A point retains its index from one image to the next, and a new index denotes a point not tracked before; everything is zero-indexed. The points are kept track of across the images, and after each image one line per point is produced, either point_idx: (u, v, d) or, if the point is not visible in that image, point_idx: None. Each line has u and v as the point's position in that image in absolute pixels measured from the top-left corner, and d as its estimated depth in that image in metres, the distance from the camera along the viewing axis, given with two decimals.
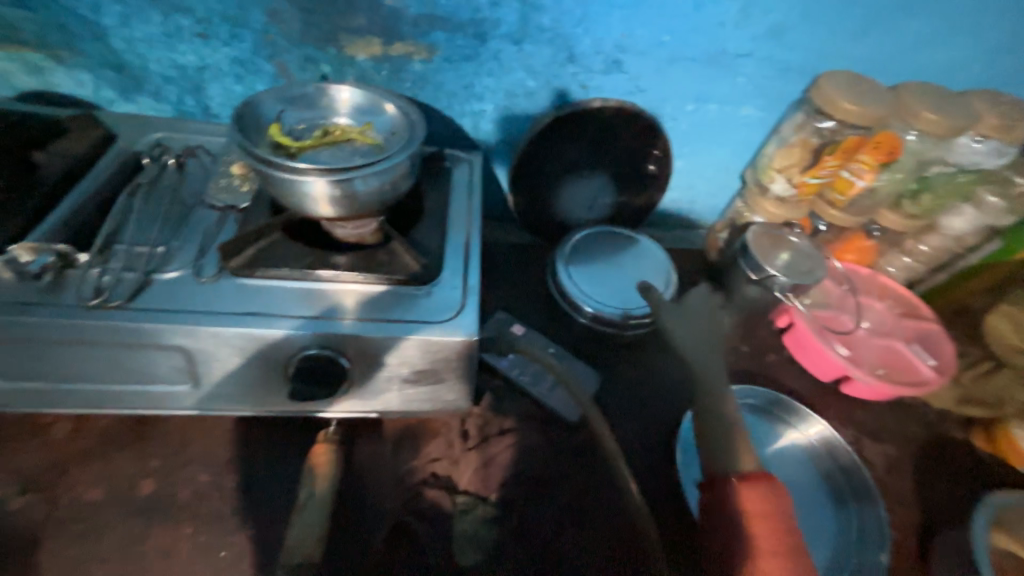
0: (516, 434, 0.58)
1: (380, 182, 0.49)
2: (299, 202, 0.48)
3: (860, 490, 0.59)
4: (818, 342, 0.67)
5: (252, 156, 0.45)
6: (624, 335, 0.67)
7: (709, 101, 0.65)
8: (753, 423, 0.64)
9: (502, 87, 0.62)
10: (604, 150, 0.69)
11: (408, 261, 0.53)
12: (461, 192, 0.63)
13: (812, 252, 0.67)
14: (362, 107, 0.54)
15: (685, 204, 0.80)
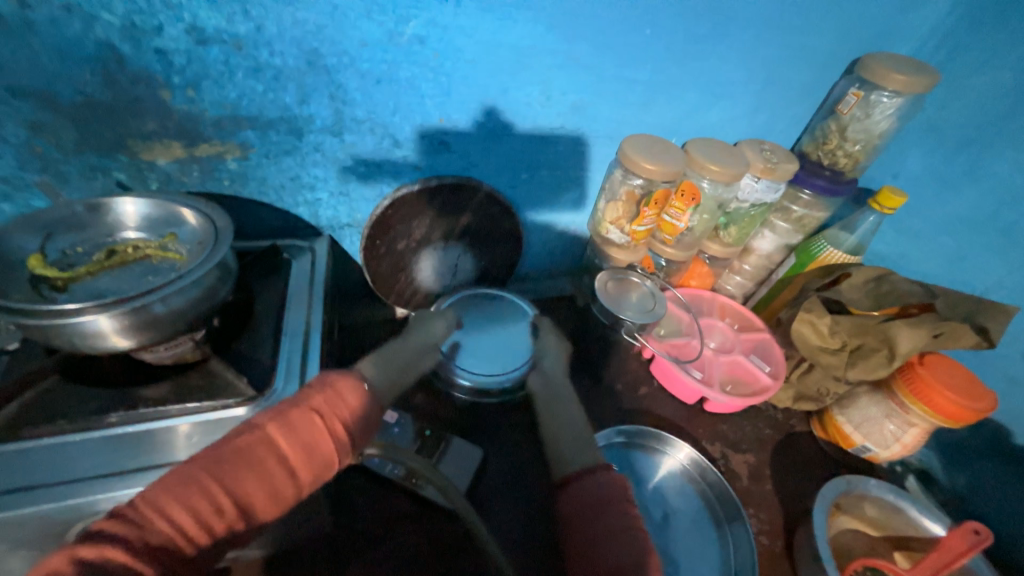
0: (391, 541, 0.53)
1: (186, 300, 0.44)
2: (81, 342, 0.41)
3: (730, 510, 0.63)
4: (676, 370, 0.73)
5: (2, 308, 0.37)
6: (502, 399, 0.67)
7: (539, 168, 0.70)
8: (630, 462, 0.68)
9: (332, 175, 0.61)
10: (450, 222, 0.70)
11: (232, 377, 0.48)
12: (300, 285, 0.59)
13: (654, 291, 0.74)
14: (155, 219, 0.49)
15: (545, 256, 0.85)
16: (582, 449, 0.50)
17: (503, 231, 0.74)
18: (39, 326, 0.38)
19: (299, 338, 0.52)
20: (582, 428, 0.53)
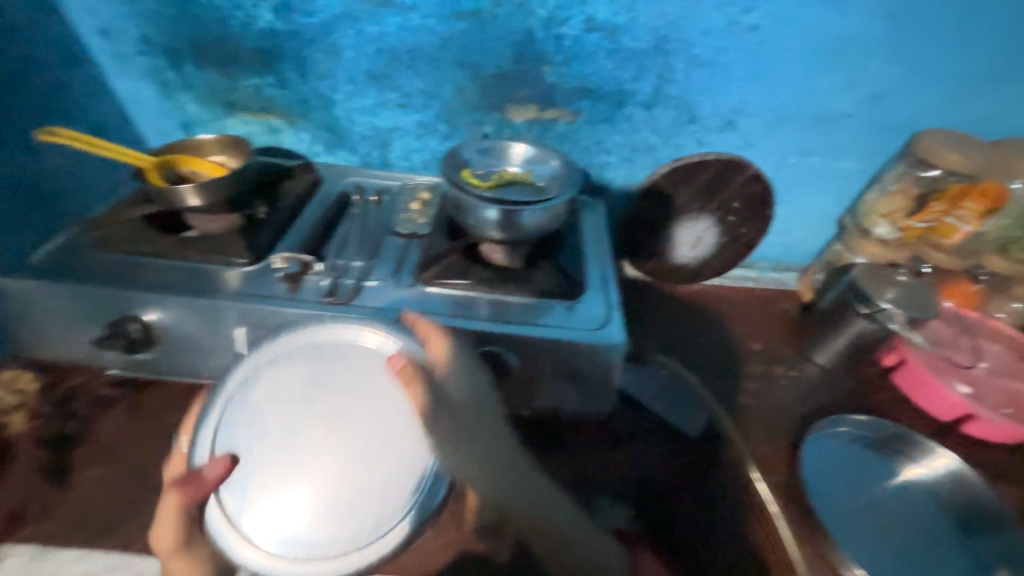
0: (643, 443, 0.62)
1: (543, 217, 0.59)
2: (478, 225, 0.59)
3: (994, 519, 0.59)
4: (935, 379, 0.68)
5: (450, 182, 0.58)
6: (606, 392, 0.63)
7: (812, 154, 0.74)
8: (866, 453, 0.65)
9: (628, 143, 0.74)
10: (711, 195, 0.78)
11: (559, 282, 0.63)
12: (592, 231, 0.74)
13: (923, 289, 0.70)
14: (531, 159, 0.65)
15: (781, 245, 0.88)
16: None
17: (755, 213, 0.80)
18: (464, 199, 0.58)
19: (600, 267, 0.67)
20: None
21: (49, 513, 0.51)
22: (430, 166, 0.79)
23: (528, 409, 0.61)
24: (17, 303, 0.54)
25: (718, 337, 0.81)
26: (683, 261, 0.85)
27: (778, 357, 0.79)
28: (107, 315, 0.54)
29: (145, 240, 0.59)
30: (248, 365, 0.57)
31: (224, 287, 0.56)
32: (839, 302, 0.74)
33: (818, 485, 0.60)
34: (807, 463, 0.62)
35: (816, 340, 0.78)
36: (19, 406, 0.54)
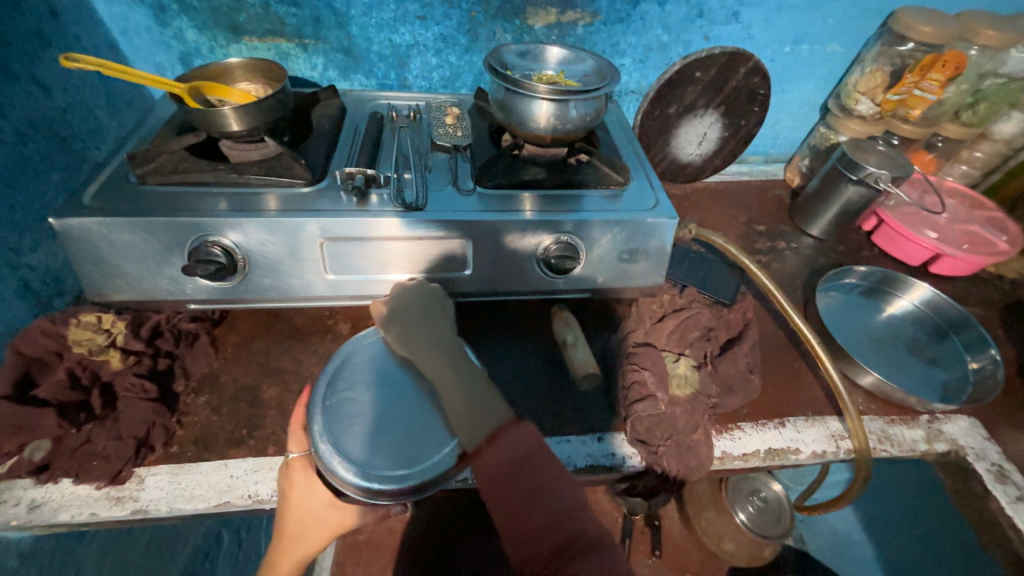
0: (690, 309, 0.70)
1: (586, 110, 0.61)
2: (526, 121, 0.61)
3: (961, 324, 0.74)
4: (909, 231, 0.81)
5: (501, 77, 0.60)
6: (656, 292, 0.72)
7: (801, 42, 0.82)
8: (861, 296, 0.79)
9: (641, 43, 0.79)
10: (719, 90, 0.84)
11: (606, 171, 0.66)
12: (618, 128, 0.77)
13: (897, 156, 0.81)
14: (565, 61, 0.68)
15: (770, 137, 0.98)
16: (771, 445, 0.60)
17: (754, 106, 0.87)
18: (515, 92, 0.59)
19: (636, 160, 0.71)
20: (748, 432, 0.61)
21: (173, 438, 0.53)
22: (449, 84, 0.80)
23: (586, 290, 0.68)
24: (82, 244, 0.52)
25: (727, 223, 0.90)
26: (689, 158, 0.93)
27: (780, 234, 0.90)
28: (184, 243, 0.54)
29: (196, 168, 0.57)
30: (327, 280, 0.59)
31: (283, 207, 0.56)
32: (828, 179, 0.84)
33: (830, 324, 0.73)
34: (819, 307, 0.75)
35: (807, 214, 0.89)
36: (109, 345, 0.54)
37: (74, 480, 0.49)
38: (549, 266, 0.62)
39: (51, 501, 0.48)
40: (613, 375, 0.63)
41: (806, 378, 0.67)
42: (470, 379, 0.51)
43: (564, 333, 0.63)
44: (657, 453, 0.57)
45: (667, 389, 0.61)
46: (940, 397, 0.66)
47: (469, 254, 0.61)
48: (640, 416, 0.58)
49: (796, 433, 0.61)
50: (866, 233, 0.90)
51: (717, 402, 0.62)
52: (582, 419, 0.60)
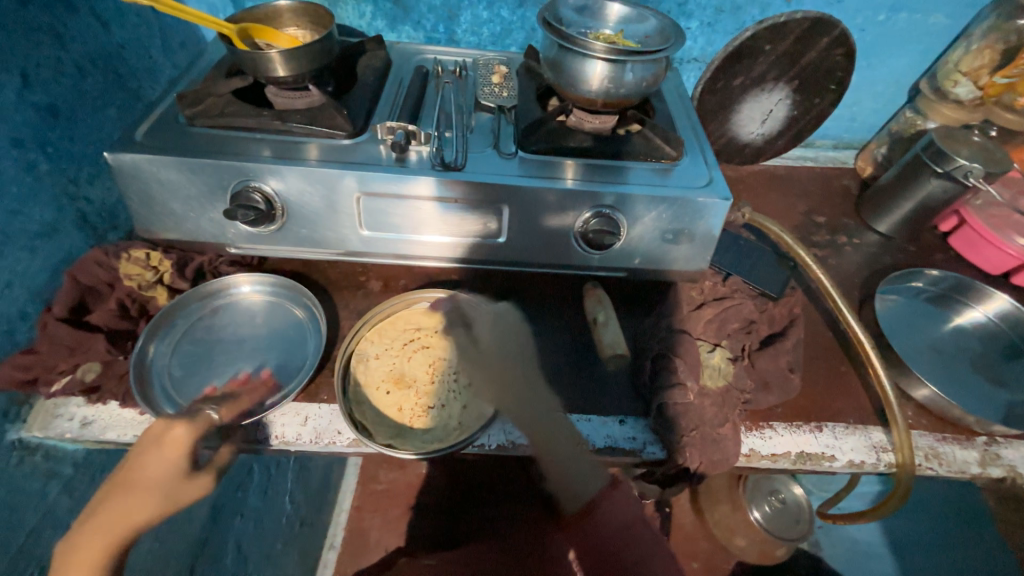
0: (732, 299, 0.66)
1: (644, 74, 0.57)
2: (577, 83, 0.57)
3: None
4: (995, 235, 0.72)
5: (556, 31, 0.55)
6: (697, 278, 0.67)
7: (900, 10, 0.73)
8: (928, 303, 0.72)
9: (712, 4, 0.72)
10: (793, 62, 0.76)
11: (658, 143, 0.62)
12: (676, 98, 0.72)
13: (994, 148, 0.72)
14: (626, 19, 0.63)
15: (845, 120, 0.88)
16: (806, 448, 0.57)
17: (830, 85, 0.79)
18: (569, 50, 0.55)
19: (692, 134, 0.66)
20: (782, 432, 0.58)
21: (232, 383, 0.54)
22: (499, 41, 0.76)
23: (622, 269, 0.65)
24: (134, 180, 0.54)
25: (783, 211, 0.84)
26: (749, 138, 0.85)
27: (842, 227, 0.82)
28: (228, 187, 0.54)
29: (241, 113, 0.57)
30: (363, 235, 0.59)
31: (320, 157, 0.56)
32: (907, 171, 0.75)
33: (889, 331, 0.67)
34: (878, 310, 0.69)
35: (876, 208, 0.81)
36: (157, 282, 0.57)
37: (120, 403, 0.52)
38: (586, 241, 0.59)
39: (100, 420, 0.51)
40: (642, 359, 0.61)
41: (852, 384, 0.63)
42: (533, 389, 0.55)
43: (595, 310, 0.61)
44: (680, 442, 0.55)
45: (698, 378, 0.59)
46: (1004, 420, 0.60)
47: (506, 221, 0.59)
48: (667, 404, 0.56)
49: (834, 439, 0.58)
50: (942, 235, 0.81)
51: (750, 398, 0.59)
52: (605, 400, 0.58)
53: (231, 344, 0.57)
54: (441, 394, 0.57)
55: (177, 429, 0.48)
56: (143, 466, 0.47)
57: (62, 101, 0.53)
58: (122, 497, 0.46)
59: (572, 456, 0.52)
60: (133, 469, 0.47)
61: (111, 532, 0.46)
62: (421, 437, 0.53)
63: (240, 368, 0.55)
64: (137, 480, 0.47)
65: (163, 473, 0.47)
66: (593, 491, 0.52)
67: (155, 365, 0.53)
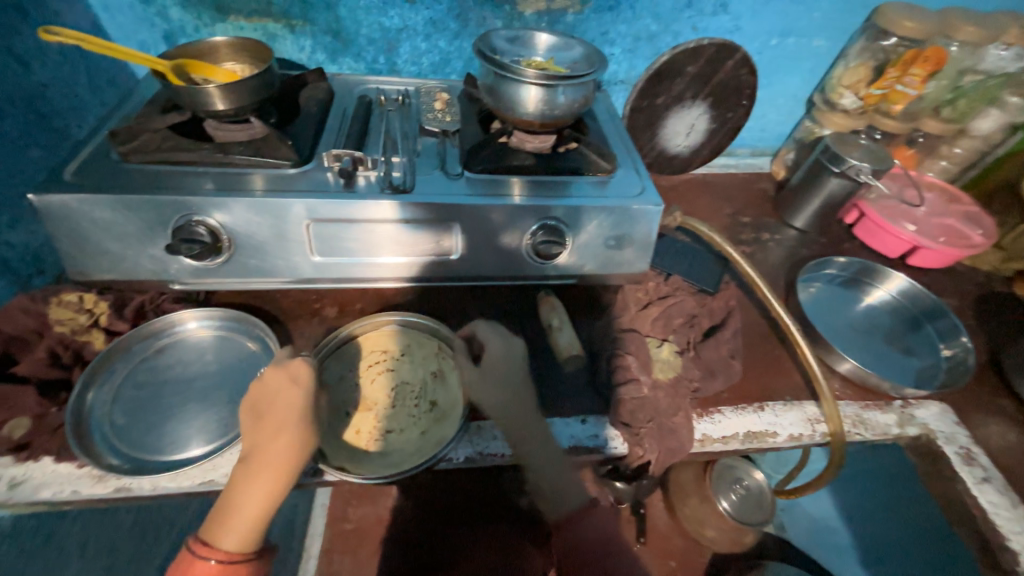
0: (674, 297, 0.71)
1: (575, 97, 0.62)
2: (514, 106, 0.61)
3: (935, 313, 0.76)
4: (888, 224, 0.83)
5: (491, 61, 0.60)
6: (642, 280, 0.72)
7: (789, 35, 0.84)
8: (842, 287, 0.81)
9: (631, 32, 0.79)
10: (706, 81, 0.85)
11: (593, 158, 0.67)
12: (607, 117, 0.78)
13: (878, 149, 0.83)
14: (554, 47, 0.68)
15: (758, 130, 0.99)
16: (751, 428, 0.62)
17: (741, 99, 0.89)
18: (504, 77, 0.60)
19: (624, 149, 0.72)
20: (729, 415, 0.62)
21: (183, 425, 0.52)
22: (439, 70, 0.80)
23: (573, 277, 0.69)
24: (64, 221, 0.51)
25: (713, 214, 0.92)
26: (678, 150, 0.94)
27: (765, 225, 0.91)
28: (169, 222, 0.53)
29: (179, 146, 0.56)
30: (316, 261, 0.60)
31: (266, 187, 0.56)
32: (812, 172, 0.86)
33: (812, 314, 0.75)
34: (801, 297, 0.77)
35: (791, 207, 0.90)
36: (92, 325, 0.54)
37: (55, 457, 0.48)
38: (536, 251, 0.63)
39: (32, 479, 0.47)
40: (597, 360, 0.64)
41: (785, 365, 0.69)
42: (534, 415, 0.55)
43: (550, 316, 0.64)
44: (638, 434, 0.58)
45: (650, 373, 0.63)
46: (913, 383, 0.69)
47: (458, 239, 0.62)
48: (623, 399, 0.60)
49: (775, 417, 0.63)
50: (848, 226, 0.92)
51: (699, 386, 0.64)
52: (567, 403, 0.60)
53: (179, 385, 0.55)
54: (401, 420, 0.57)
55: (291, 369, 0.47)
56: (268, 404, 0.46)
57: None
58: (285, 440, 0.44)
59: (566, 483, 0.57)
60: (265, 405, 0.46)
61: (283, 465, 0.44)
62: (374, 463, 0.53)
63: (192, 408, 0.53)
64: (279, 416, 0.45)
65: (301, 410, 0.46)
66: (575, 506, 0.58)
67: (94, 417, 0.50)
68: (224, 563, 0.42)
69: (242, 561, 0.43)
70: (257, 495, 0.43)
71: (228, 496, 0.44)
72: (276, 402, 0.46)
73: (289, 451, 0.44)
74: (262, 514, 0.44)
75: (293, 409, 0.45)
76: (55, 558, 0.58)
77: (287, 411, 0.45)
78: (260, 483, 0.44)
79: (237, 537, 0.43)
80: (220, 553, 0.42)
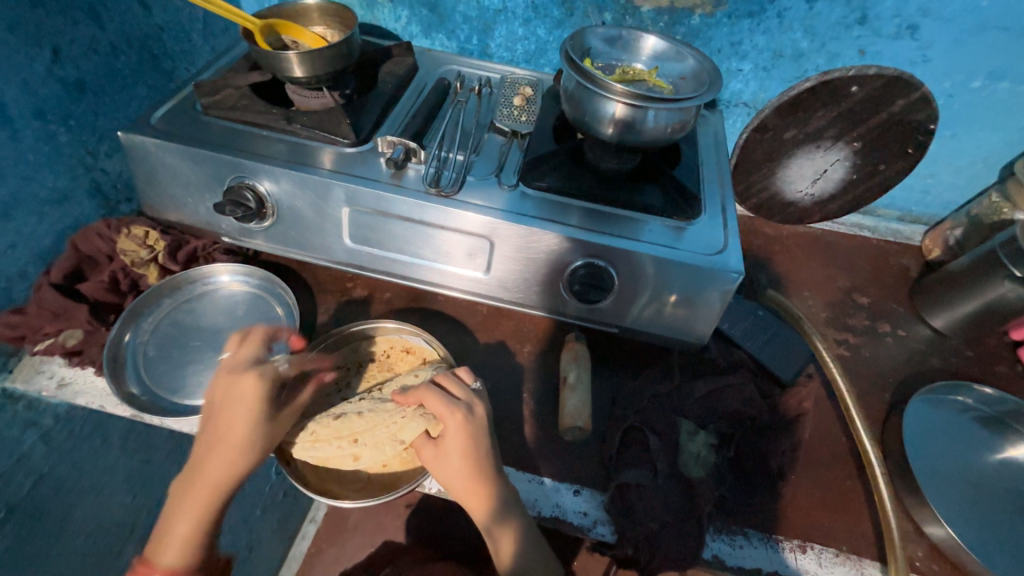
0: (732, 377, 0.59)
1: (668, 122, 0.51)
2: (594, 122, 0.52)
3: None
4: None
5: (575, 65, 0.51)
6: (694, 348, 0.60)
7: (1001, 78, 0.63)
8: (976, 426, 0.61)
9: (771, 47, 0.66)
10: (856, 121, 0.67)
11: (675, 197, 0.56)
12: (709, 146, 0.66)
13: None
14: (659, 55, 0.58)
15: (917, 191, 0.78)
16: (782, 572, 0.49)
17: (905, 149, 0.69)
18: (586, 88, 0.51)
19: (717, 190, 0.60)
20: (756, 547, 0.50)
21: (197, 377, 0.54)
22: (533, 59, 0.73)
23: (614, 325, 0.60)
24: (142, 161, 0.56)
25: (822, 283, 0.74)
26: (795, 197, 0.77)
27: (889, 313, 0.72)
28: (224, 180, 0.55)
29: (252, 108, 0.57)
30: (349, 245, 0.58)
31: (333, 166, 0.55)
32: (980, 263, 0.64)
33: (918, 453, 0.57)
34: (908, 427, 0.59)
35: (933, 300, 0.69)
36: (150, 261, 0.60)
37: (95, 370, 0.54)
38: (572, 292, 0.55)
39: (74, 383, 0.54)
40: (611, 431, 0.55)
41: (854, 504, 0.54)
42: (504, 498, 0.48)
43: (573, 365, 0.57)
44: (631, 533, 0.49)
45: (673, 463, 0.52)
46: None
47: (494, 257, 0.56)
48: (627, 484, 0.51)
49: (816, 566, 0.50)
50: (1012, 343, 0.69)
51: (724, 496, 0.53)
52: (565, 465, 0.54)
53: (205, 335, 0.58)
54: (373, 453, 0.48)
55: (243, 381, 0.48)
56: (221, 416, 0.47)
57: (91, 77, 0.56)
58: (224, 454, 0.46)
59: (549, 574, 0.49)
60: (218, 414, 0.47)
61: (215, 483, 0.46)
62: (312, 477, 0.50)
63: (209, 358, 0.56)
64: (225, 430, 0.46)
65: (250, 422, 0.46)
66: None
67: (130, 352, 0.55)
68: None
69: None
70: (191, 515, 0.45)
71: (171, 510, 0.46)
72: (228, 413, 0.47)
73: (225, 468, 0.46)
74: (198, 529, 0.45)
75: (241, 426, 0.46)
76: (99, 444, 0.66)
77: (235, 428, 0.46)
78: (190, 502, 0.45)
79: (172, 554, 0.45)
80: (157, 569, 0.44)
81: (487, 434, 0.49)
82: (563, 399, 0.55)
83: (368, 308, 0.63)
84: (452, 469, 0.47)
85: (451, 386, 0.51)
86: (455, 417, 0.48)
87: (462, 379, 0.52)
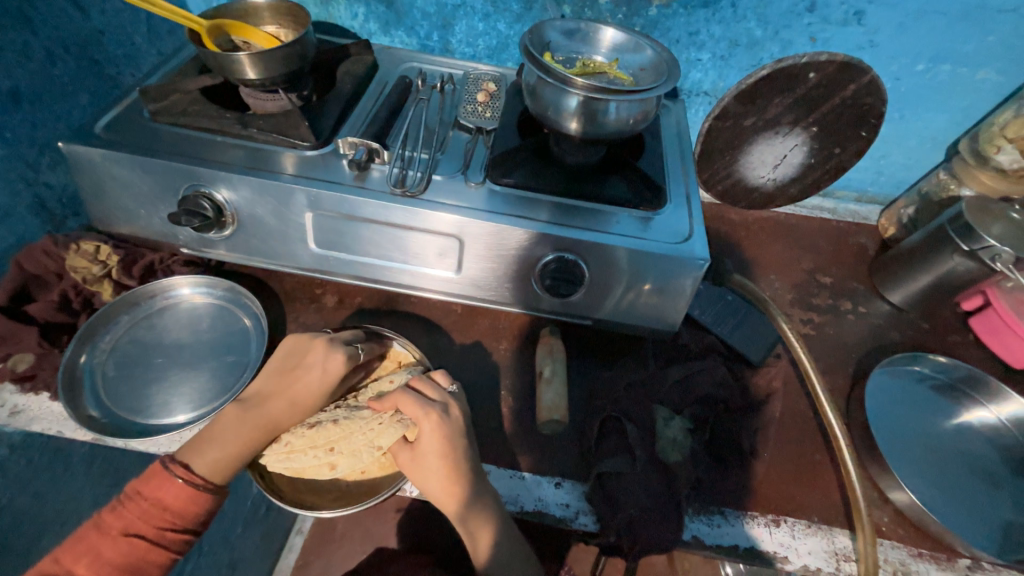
0: (704, 362, 0.61)
1: (630, 113, 0.51)
2: (557, 116, 0.53)
3: None
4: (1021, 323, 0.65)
5: (535, 59, 0.51)
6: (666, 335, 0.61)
7: (942, 61, 0.66)
8: (932, 394, 0.64)
9: (727, 36, 0.67)
10: (811, 106, 0.69)
11: (640, 188, 0.57)
12: (672, 136, 0.67)
13: None
14: (618, 47, 0.59)
15: (871, 172, 0.81)
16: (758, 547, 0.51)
17: (858, 132, 0.71)
18: (548, 83, 0.51)
19: (681, 179, 0.61)
20: (732, 525, 0.52)
21: (162, 395, 0.52)
22: (495, 55, 0.73)
23: (587, 317, 0.61)
24: (89, 172, 0.53)
25: (786, 265, 0.77)
26: (757, 182, 0.79)
27: (851, 291, 0.75)
28: (178, 190, 0.53)
29: (204, 112, 0.55)
30: (316, 250, 0.57)
31: (294, 170, 0.53)
32: (930, 239, 0.67)
33: (879, 423, 0.60)
34: (870, 399, 0.62)
35: (890, 276, 0.73)
36: (104, 277, 0.57)
37: (51, 396, 0.51)
38: (543, 286, 0.55)
39: (29, 410, 0.51)
40: (588, 422, 0.56)
41: (824, 477, 0.56)
42: (483, 498, 0.48)
43: (548, 359, 0.57)
44: (611, 521, 0.49)
45: (650, 448, 0.53)
46: (996, 548, 0.52)
47: (464, 256, 0.55)
48: (606, 474, 0.51)
49: (790, 538, 0.52)
50: (963, 313, 0.73)
51: (701, 478, 0.54)
52: (545, 459, 0.54)
53: (170, 350, 0.56)
54: (349, 461, 0.48)
55: (327, 356, 0.51)
56: (301, 371, 0.51)
57: (26, 86, 0.53)
58: (290, 408, 0.49)
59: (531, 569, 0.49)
60: (297, 372, 0.51)
61: (275, 424, 0.48)
62: (288, 490, 0.49)
63: (174, 374, 0.54)
64: (300, 386, 0.50)
65: (321, 389, 0.50)
66: None
67: (88, 373, 0.53)
68: (191, 487, 0.45)
69: (205, 490, 0.46)
70: (241, 437, 0.47)
71: (216, 431, 0.47)
72: (309, 376, 0.50)
73: (284, 413, 0.49)
74: (244, 455, 0.47)
75: (316, 386, 0.50)
76: (61, 472, 0.63)
77: (309, 390, 0.50)
78: (246, 430, 0.47)
79: (211, 465, 0.46)
80: (191, 475, 0.46)
81: (463, 436, 0.48)
82: (540, 394, 0.55)
83: (339, 314, 0.62)
84: (430, 471, 0.47)
85: (426, 389, 0.50)
86: (430, 419, 0.47)
87: (437, 381, 0.52)
